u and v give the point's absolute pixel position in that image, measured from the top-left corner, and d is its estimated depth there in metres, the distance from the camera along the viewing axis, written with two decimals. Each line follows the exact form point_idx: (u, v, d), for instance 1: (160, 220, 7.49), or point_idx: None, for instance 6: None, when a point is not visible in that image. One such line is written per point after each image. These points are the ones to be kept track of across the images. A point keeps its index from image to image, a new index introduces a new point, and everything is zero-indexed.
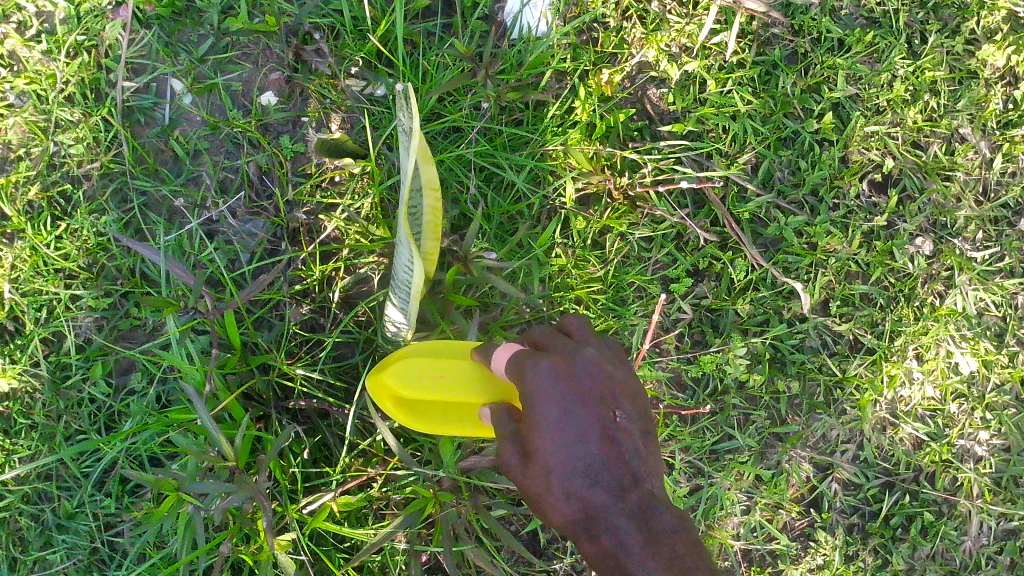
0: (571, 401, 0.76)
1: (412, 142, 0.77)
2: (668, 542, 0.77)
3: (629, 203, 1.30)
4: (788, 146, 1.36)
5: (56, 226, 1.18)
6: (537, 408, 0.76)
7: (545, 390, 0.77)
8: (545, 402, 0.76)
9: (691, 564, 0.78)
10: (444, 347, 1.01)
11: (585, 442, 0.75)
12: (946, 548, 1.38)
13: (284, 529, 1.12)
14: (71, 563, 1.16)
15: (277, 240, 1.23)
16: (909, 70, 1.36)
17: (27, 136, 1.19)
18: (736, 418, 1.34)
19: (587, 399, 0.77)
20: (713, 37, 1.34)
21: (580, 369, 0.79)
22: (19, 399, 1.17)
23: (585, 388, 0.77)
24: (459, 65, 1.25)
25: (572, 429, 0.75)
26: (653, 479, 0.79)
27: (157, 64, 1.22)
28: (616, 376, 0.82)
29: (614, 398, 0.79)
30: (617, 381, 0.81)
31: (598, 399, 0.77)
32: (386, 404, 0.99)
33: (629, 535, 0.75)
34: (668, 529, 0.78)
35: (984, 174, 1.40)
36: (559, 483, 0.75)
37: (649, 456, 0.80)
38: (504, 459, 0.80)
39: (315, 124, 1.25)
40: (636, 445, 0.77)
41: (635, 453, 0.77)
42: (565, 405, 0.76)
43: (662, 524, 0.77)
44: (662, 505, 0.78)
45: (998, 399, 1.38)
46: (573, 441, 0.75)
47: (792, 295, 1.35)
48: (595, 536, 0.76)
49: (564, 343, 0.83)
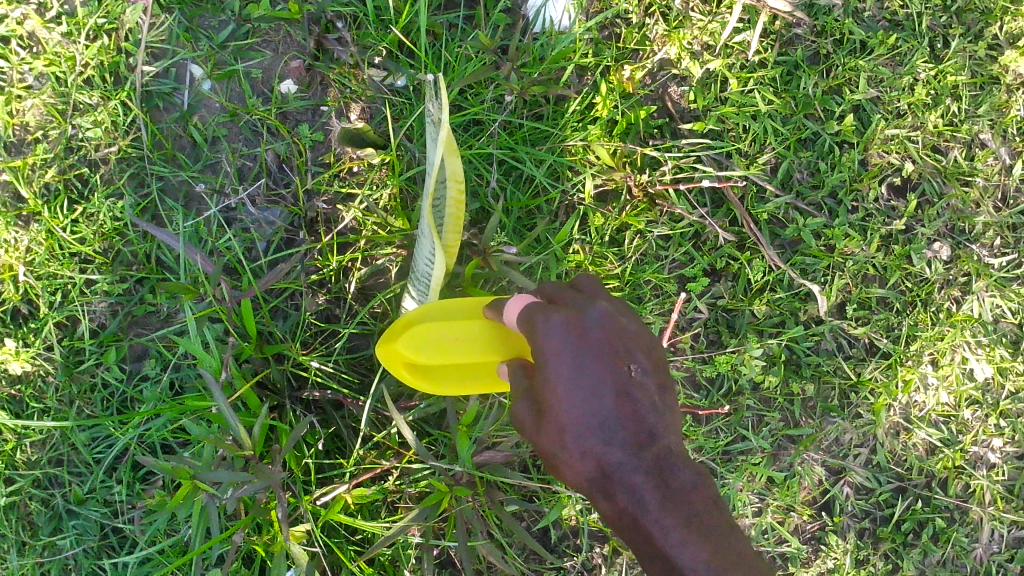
0: (584, 358, 0.76)
1: (441, 134, 0.76)
2: (685, 500, 0.78)
3: (649, 200, 1.30)
4: (808, 148, 1.35)
5: (73, 209, 1.18)
6: (549, 363, 0.77)
7: (557, 345, 0.77)
8: (557, 359, 0.77)
9: (711, 520, 0.79)
10: (451, 309, 0.97)
11: (598, 396, 0.76)
12: (957, 555, 1.37)
13: (297, 520, 1.12)
14: (81, 549, 1.15)
15: (294, 229, 1.22)
16: (931, 73, 1.35)
17: (45, 118, 1.19)
18: (750, 420, 1.34)
19: (600, 353, 0.77)
20: (736, 35, 1.33)
21: (591, 325, 0.78)
22: (32, 382, 1.16)
23: (597, 342, 0.78)
24: (482, 57, 1.24)
25: (584, 384, 0.76)
26: (671, 435, 0.79)
27: (178, 49, 1.21)
28: (630, 330, 0.82)
29: (627, 352, 0.79)
30: (631, 335, 0.81)
31: (610, 354, 0.78)
32: (401, 373, 0.97)
33: (647, 494, 0.76)
34: (687, 486, 0.79)
35: (1004, 180, 1.39)
36: (572, 441, 0.76)
37: (667, 412, 0.80)
38: (518, 418, 0.80)
39: (334, 114, 1.23)
40: (652, 400, 0.78)
41: (650, 410, 0.78)
42: (576, 359, 0.76)
43: (681, 482, 0.78)
44: (681, 462, 0.79)
45: (1012, 406, 1.37)
46: (587, 399, 0.75)
47: (809, 297, 1.34)
48: (611, 494, 0.77)
49: (575, 298, 0.83)
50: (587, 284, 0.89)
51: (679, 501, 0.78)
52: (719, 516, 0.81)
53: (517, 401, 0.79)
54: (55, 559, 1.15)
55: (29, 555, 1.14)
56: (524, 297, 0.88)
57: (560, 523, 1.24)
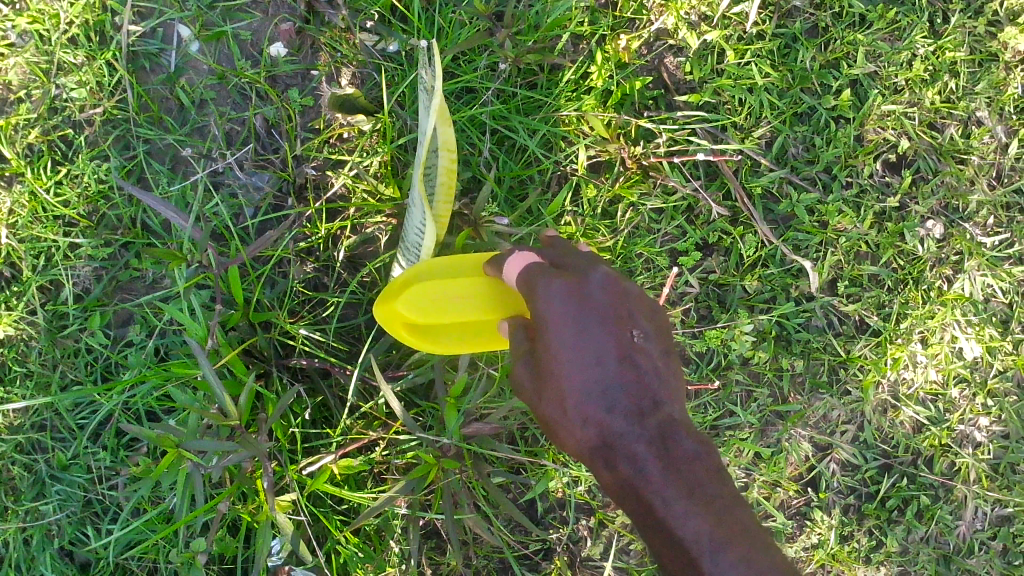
0: (587, 323, 0.82)
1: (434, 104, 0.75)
2: (689, 469, 0.82)
3: (642, 172, 1.29)
4: (804, 122, 1.34)
5: (56, 170, 1.16)
6: (551, 328, 0.81)
7: (558, 311, 0.81)
8: (557, 323, 0.81)
9: (721, 493, 0.82)
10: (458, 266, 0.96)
11: (600, 361, 0.81)
12: (940, 532, 1.37)
13: (284, 490, 1.10)
14: (64, 514, 1.14)
15: (282, 196, 1.20)
16: (930, 49, 1.33)
17: (28, 78, 1.16)
18: (739, 395, 1.34)
19: (602, 318, 0.82)
20: (734, 6, 1.30)
21: (593, 290, 0.84)
22: (14, 346, 1.14)
23: (599, 308, 0.83)
24: (476, 23, 1.22)
25: (587, 349, 0.81)
26: (676, 403, 0.84)
27: (165, 9, 1.18)
28: (632, 296, 0.86)
29: (629, 318, 0.85)
30: (634, 301, 0.86)
31: (613, 318, 0.83)
32: (399, 333, 0.97)
33: (649, 462, 0.81)
34: (691, 455, 0.83)
35: (999, 159, 1.38)
36: (572, 406, 0.82)
37: (672, 378, 0.85)
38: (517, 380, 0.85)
39: (325, 78, 1.21)
40: (654, 366, 0.84)
41: (653, 375, 0.83)
42: (578, 323, 0.82)
43: (685, 450, 0.82)
44: (685, 431, 0.83)
45: (1000, 385, 1.37)
46: (590, 364, 0.81)
47: (801, 274, 1.33)
48: (612, 463, 0.82)
49: (578, 263, 0.88)
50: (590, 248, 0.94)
51: (682, 471, 0.81)
52: (728, 489, 0.83)
53: (517, 363, 0.84)
54: (37, 525, 1.14)
55: (12, 521, 1.13)
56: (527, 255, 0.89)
57: (546, 495, 1.24)
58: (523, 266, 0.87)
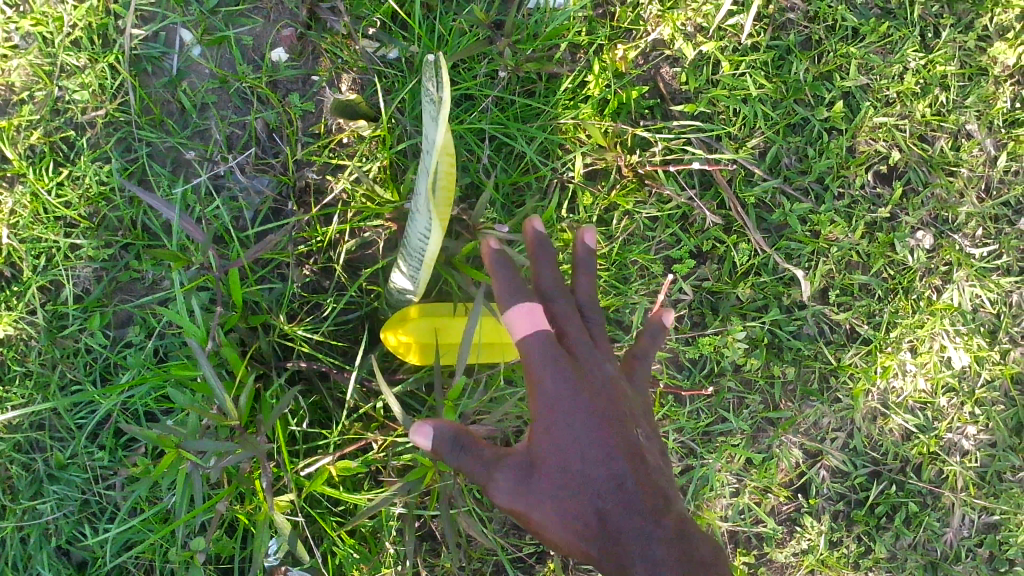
0: (593, 416, 0.92)
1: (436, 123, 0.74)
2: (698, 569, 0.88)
3: (638, 180, 1.30)
4: (797, 133, 1.36)
5: (58, 172, 1.16)
6: (559, 416, 0.91)
7: (569, 400, 0.92)
8: (567, 411, 0.92)
9: None
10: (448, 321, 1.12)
11: (608, 454, 0.90)
12: (927, 539, 1.39)
13: (282, 491, 1.11)
14: (61, 514, 1.15)
15: (282, 199, 1.21)
16: (921, 63, 1.36)
17: (31, 79, 1.17)
18: (731, 402, 1.35)
19: (607, 412, 0.93)
20: (729, 18, 1.33)
21: (596, 386, 0.95)
22: (13, 346, 1.15)
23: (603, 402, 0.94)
24: (476, 32, 1.24)
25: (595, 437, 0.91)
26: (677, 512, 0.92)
27: (168, 13, 1.19)
28: (626, 402, 0.98)
29: (628, 421, 0.96)
30: (628, 406, 0.98)
31: (616, 415, 0.94)
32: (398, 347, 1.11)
33: (660, 556, 0.87)
34: (699, 556, 0.90)
35: (988, 172, 1.40)
36: (586, 500, 0.88)
37: (668, 489, 0.94)
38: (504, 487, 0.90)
39: (326, 84, 1.23)
40: (654, 471, 0.93)
41: (654, 478, 0.92)
42: (586, 413, 0.92)
43: (693, 548, 0.90)
44: (691, 534, 0.91)
45: (987, 394, 1.39)
46: (600, 454, 0.90)
47: (793, 282, 1.35)
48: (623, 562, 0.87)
49: (581, 356, 0.99)
50: (598, 338, 1.04)
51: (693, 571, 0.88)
52: None
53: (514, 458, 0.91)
54: (35, 524, 1.14)
55: (9, 520, 1.14)
56: (534, 312, 0.97)
57: None
58: (529, 330, 0.96)
